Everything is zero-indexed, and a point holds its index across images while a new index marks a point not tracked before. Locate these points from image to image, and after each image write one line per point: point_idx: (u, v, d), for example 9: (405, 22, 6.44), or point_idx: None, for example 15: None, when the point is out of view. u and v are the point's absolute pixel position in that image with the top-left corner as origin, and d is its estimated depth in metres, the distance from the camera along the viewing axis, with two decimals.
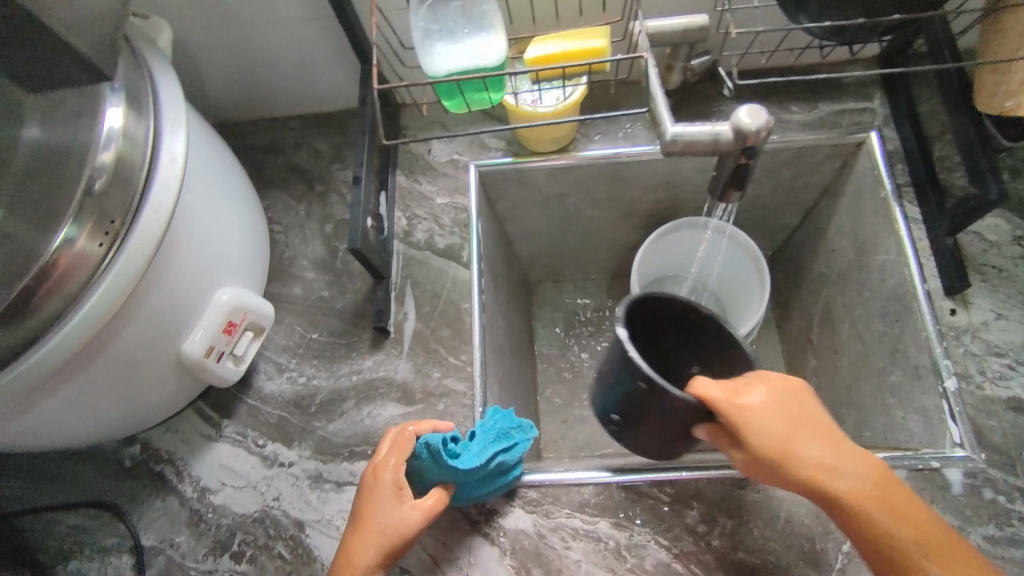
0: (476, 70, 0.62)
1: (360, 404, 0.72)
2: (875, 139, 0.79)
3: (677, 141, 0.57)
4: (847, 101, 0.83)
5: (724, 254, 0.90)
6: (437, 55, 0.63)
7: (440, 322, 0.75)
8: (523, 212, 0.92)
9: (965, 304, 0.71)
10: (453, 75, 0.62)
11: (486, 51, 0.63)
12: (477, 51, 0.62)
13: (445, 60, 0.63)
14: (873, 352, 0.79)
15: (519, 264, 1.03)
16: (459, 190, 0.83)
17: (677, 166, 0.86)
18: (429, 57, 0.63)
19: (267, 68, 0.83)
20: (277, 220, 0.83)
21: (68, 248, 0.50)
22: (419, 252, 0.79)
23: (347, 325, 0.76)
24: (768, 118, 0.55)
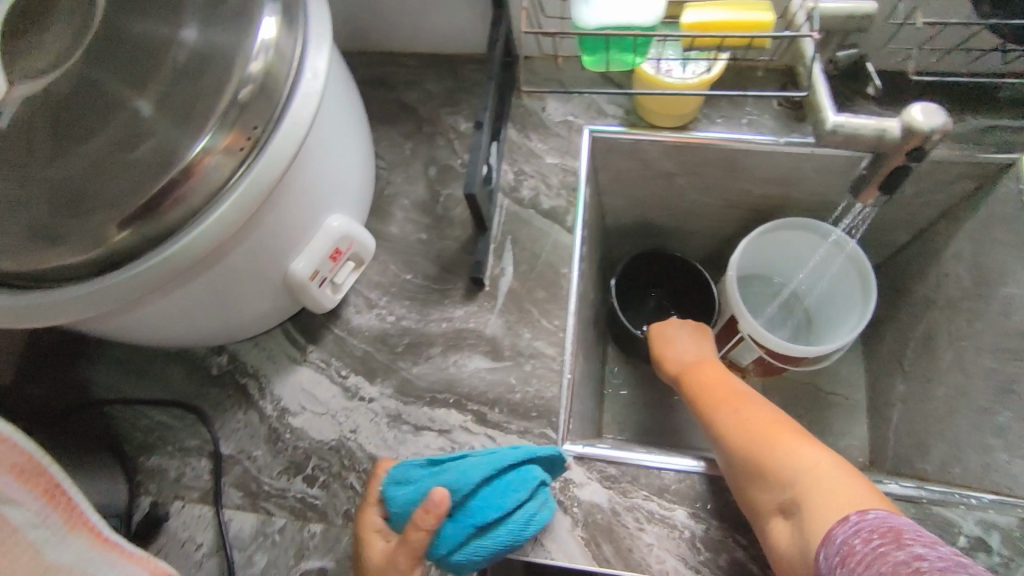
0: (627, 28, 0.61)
1: (446, 351, 0.72)
2: None
3: (837, 131, 0.54)
4: (999, 118, 0.77)
5: (837, 268, 0.88)
6: (589, 5, 0.61)
7: (537, 283, 0.74)
8: (625, 186, 0.90)
9: None
10: (603, 28, 0.60)
11: (639, 10, 0.61)
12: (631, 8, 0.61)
13: (595, 11, 0.61)
14: (980, 387, 0.75)
15: (607, 238, 1.00)
16: (571, 153, 0.81)
17: (799, 162, 0.82)
18: (579, 5, 0.62)
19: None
20: (382, 155, 0.82)
21: (207, 155, 0.50)
22: (523, 209, 0.78)
23: (442, 272, 0.75)
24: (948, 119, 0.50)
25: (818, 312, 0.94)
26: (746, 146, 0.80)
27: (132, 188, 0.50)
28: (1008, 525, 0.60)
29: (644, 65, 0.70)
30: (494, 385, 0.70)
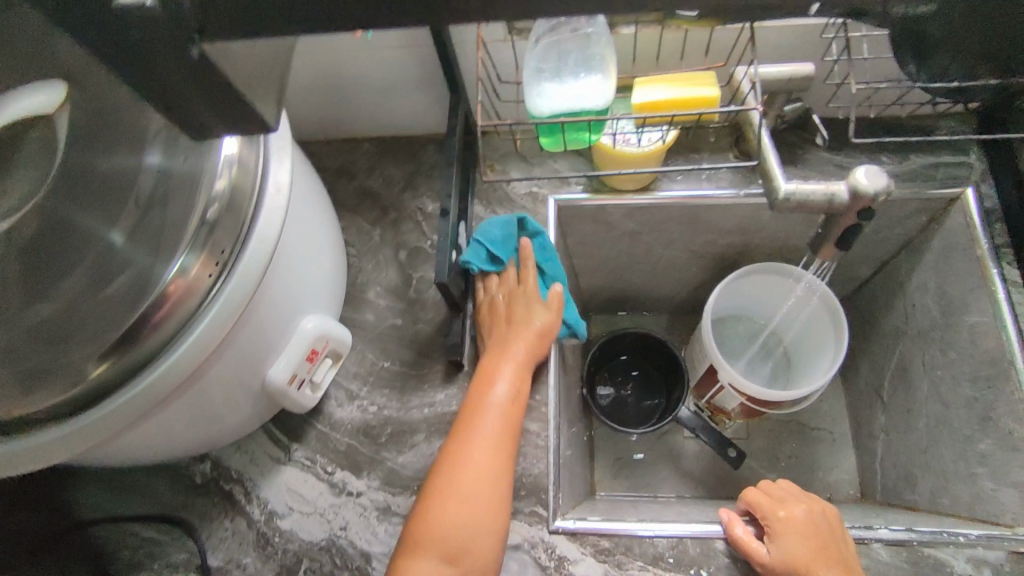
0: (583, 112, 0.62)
1: (431, 437, 0.72)
2: (972, 196, 0.77)
3: (789, 198, 0.56)
4: (941, 154, 0.80)
5: (809, 311, 0.89)
6: (543, 96, 0.64)
7: None
8: (592, 248, 0.92)
9: None
10: (558, 116, 0.62)
11: (592, 94, 0.63)
12: (583, 93, 0.63)
13: (549, 100, 0.63)
14: (958, 417, 0.76)
15: (580, 297, 1.02)
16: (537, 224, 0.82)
17: (758, 214, 0.84)
18: (534, 96, 0.64)
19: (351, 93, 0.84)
20: (351, 244, 0.83)
21: (181, 277, 0.50)
22: None
23: (419, 356, 0.76)
24: (887, 181, 0.54)
25: (797, 352, 0.96)
26: (706, 203, 0.82)
27: (107, 324, 0.50)
28: (1000, 560, 0.61)
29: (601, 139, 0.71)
30: None
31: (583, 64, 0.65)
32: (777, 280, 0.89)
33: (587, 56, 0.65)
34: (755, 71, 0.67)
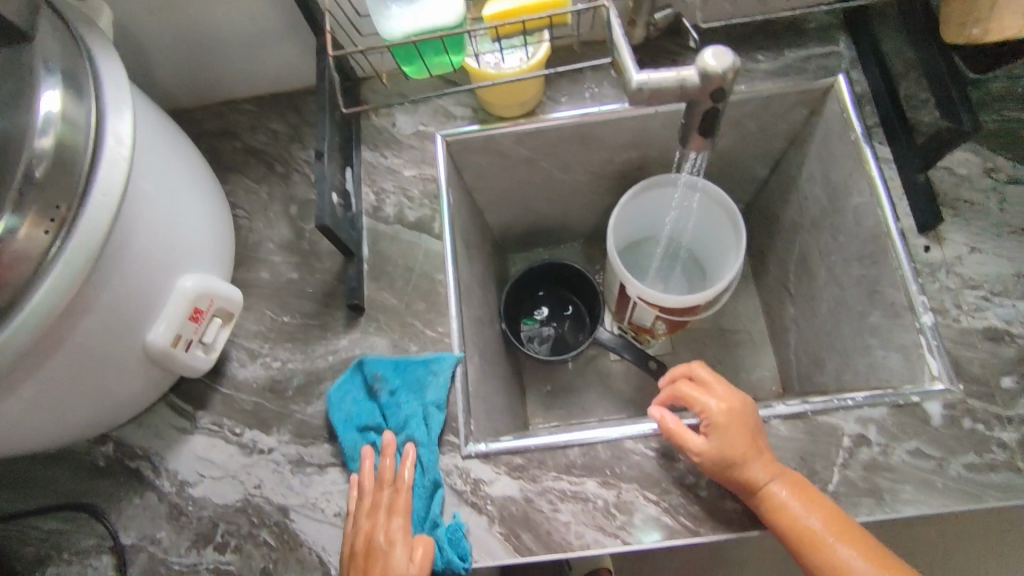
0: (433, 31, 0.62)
1: (338, 384, 0.71)
2: (843, 83, 0.78)
3: (643, 89, 0.56)
4: (812, 46, 0.80)
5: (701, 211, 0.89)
6: (392, 18, 0.63)
7: (414, 295, 0.74)
8: (493, 182, 0.91)
9: (938, 240, 0.70)
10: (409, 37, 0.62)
11: (440, 10, 0.62)
12: (431, 11, 0.62)
13: (398, 21, 0.62)
14: (851, 297, 0.79)
15: (493, 235, 1.02)
16: (426, 161, 0.81)
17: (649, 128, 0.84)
18: (382, 19, 0.63)
19: (215, 48, 0.79)
20: (239, 205, 0.80)
21: (9, 238, 0.47)
22: (388, 226, 0.77)
23: (318, 306, 0.75)
24: (734, 59, 0.53)
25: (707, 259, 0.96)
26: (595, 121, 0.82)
27: None
28: (885, 416, 0.63)
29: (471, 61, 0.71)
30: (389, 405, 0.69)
31: None
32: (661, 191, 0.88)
33: None
34: None
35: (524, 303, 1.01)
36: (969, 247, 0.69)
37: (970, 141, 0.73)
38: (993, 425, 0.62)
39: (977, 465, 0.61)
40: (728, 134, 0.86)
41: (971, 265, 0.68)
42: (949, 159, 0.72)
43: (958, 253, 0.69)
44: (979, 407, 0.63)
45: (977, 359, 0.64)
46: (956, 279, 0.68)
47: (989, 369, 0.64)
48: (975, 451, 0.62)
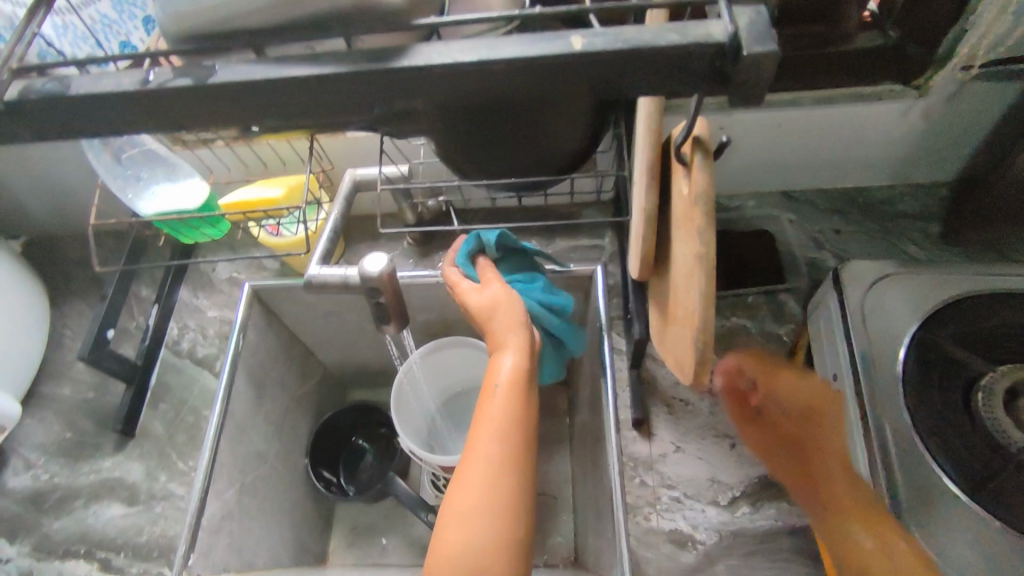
0: (174, 213, 0.66)
1: (87, 503, 0.77)
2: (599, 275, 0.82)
3: (313, 282, 0.64)
4: (580, 239, 0.89)
5: (440, 363, 0.94)
6: (147, 197, 0.68)
7: (178, 428, 0.82)
8: (311, 326, 0.99)
9: (647, 434, 0.74)
10: (152, 216, 0.66)
11: (186, 195, 0.68)
12: (177, 197, 0.67)
13: (151, 201, 0.67)
14: (591, 476, 0.82)
15: (327, 371, 1.10)
16: (230, 306, 0.90)
17: (443, 301, 0.92)
18: (140, 196, 0.68)
19: (77, 207, 0.92)
20: (66, 325, 0.89)
21: None
22: (179, 360, 0.87)
23: (98, 428, 0.82)
24: (388, 261, 0.62)
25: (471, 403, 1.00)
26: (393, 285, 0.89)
27: None
28: None
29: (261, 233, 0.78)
30: (124, 530, 0.75)
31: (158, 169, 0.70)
32: (409, 386, 0.91)
33: (165, 165, 0.70)
34: (352, 173, 0.75)
35: (334, 445, 1.05)
36: (674, 446, 0.73)
37: None
38: None
39: None
40: None
41: (672, 465, 0.72)
42: None
43: (663, 450, 0.73)
44: None
45: (653, 560, 0.66)
46: (654, 477, 0.71)
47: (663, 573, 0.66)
48: None
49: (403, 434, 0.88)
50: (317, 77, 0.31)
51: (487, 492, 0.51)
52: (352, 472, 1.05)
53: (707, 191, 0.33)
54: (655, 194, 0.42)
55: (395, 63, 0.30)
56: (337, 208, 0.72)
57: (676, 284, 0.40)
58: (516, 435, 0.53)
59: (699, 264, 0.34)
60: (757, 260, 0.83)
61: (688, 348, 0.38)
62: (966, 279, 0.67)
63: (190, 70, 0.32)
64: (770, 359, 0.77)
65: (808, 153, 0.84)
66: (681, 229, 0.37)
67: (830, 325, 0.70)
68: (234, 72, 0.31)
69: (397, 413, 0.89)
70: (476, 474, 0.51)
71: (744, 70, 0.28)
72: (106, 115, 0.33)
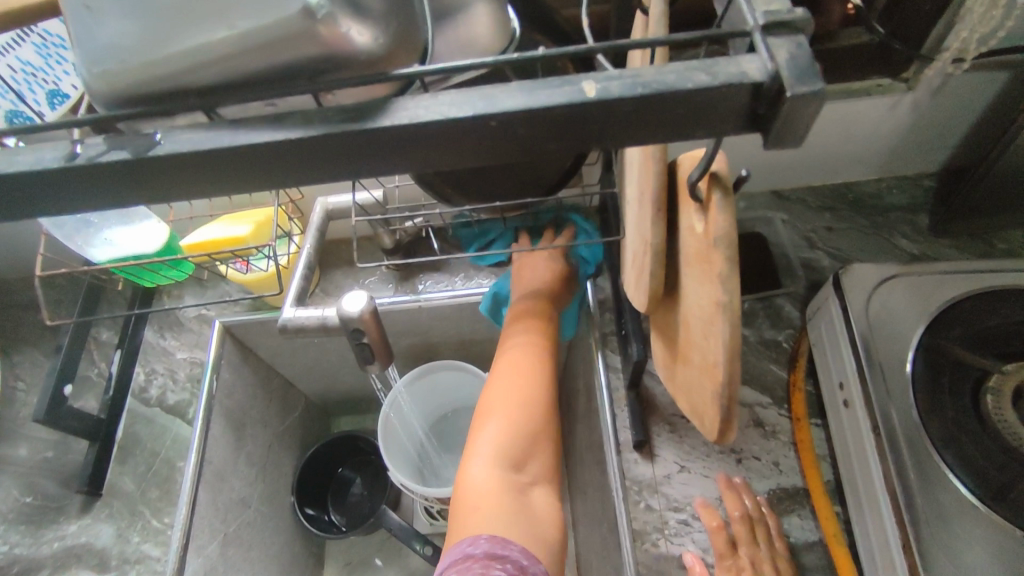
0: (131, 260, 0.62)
1: (54, 573, 0.71)
2: (589, 291, 0.78)
3: (289, 325, 0.59)
4: (566, 251, 0.85)
5: (427, 388, 0.90)
6: (101, 244, 0.63)
7: (151, 483, 0.77)
8: (288, 357, 0.94)
9: (650, 456, 0.70)
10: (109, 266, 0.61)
11: (144, 240, 0.63)
12: (135, 242, 0.63)
13: (106, 250, 0.62)
14: (592, 499, 0.79)
15: (308, 401, 1.05)
16: (199, 346, 0.85)
17: (426, 325, 0.88)
18: (94, 244, 0.63)
19: (24, 249, 0.85)
20: (20, 377, 0.82)
21: None
22: (147, 408, 0.81)
23: (62, 489, 0.76)
24: (369, 300, 0.57)
25: (462, 425, 0.96)
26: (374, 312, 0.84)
27: None
28: None
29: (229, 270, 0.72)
30: None
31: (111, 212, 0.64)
32: (397, 415, 0.87)
33: (118, 206, 0.65)
34: (323, 202, 0.71)
35: (321, 478, 1.01)
36: (677, 466, 0.69)
37: None
38: None
39: None
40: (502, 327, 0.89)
41: (677, 486, 0.68)
42: None
43: (666, 471, 0.69)
44: None
45: None
46: (660, 500, 0.67)
47: None
48: None
49: (394, 470, 0.83)
50: (283, 144, 0.27)
51: (524, 403, 0.69)
52: (341, 506, 1.01)
53: (729, 234, 0.29)
54: (662, 227, 0.38)
55: (371, 123, 0.26)
56: (309, 243, 0.67)
57: (692, 327, 0.36)
58: (539, 371, 0.71)
59: (720, 314, 0.30)
60: (749, 264, 0.81)
61: (711, 399, 0.34)
62: (964, 279, 0.66)
63: (128, 139, 0.28)
64: (770, 368, 0.74)
65: (794, 151, 0.82)
66: (698, 269, 0.33)
67: (833, 331, 0.68)
68: (183, 140, 0.27)
69: (386, 445, 0.84)
70: (506, 387, 0.70)
71: (778, 110, 0.26)
72: (39, 198, 0.29)
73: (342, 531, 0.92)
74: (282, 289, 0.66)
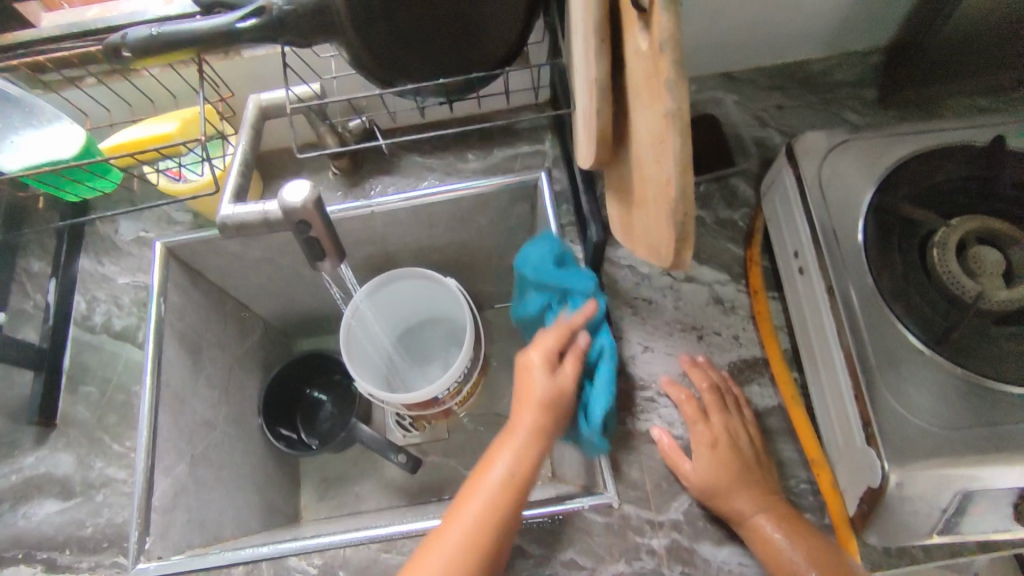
0: (47, 165, 0.57)
1: (15, 505, 0.69)
2: (544, 182, 0.77)
3: (229, 223, 0.56)
4: (519, 145, 0.82)
5: (391, 298, 0.89)
6: (9, 150, 0.58)
7: (107, 409, 0.74)
8: (240, 279, 0.91)
9: (615, 338, 0.70)
10: (21, 171, 0.57)
11: (59, 143, 0.58)
12: (47, 144, 0.58)
13: (16, 155, 0.58)
14: None
15: (268, 325, 1.02)
16: (141, 269, 0.81)
17: (380, 232, 0.84)
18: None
19: None
20: None
21: None
22: (93, 335, 0.78)
23: (13, 424, 0.73)
24: (311, 188, 0.54)
25: (429, 334, 0.96)
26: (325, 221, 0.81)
27: None
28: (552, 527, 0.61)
29: (160, 179, 0.68)
30: (64, 526, 0.68)
31: (15, 114, 0.59)
32: (362, 325, 0.86)
33: (21, 107, 0.59)
34: (255, 98, 0.66)
35: (288, 399, 0.99)
36: (642, 346, 0.70)
37: None
38: (645, 531, 0.61)
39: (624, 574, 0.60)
40: (459, 230, 0.87)
41: (641, 365, 0.69)
42: (632, 257, 0.74)
43: (631, 352, 0.69)
44: (634, 513, 0.62)
45: (636, 462, 0.65)
46: (625, 381, 0.68)
47: (646, 472, 0.64)
48: (625, 560, 0.60)
49: (359, 378, 0.83)
50: None
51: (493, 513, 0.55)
52: (312, 426, 1.01)
53: (673, 34, 0.27)
54: (607, 62, 0.36)
55: None
56: (242, 141, 0.63)
57: (644, 164, 0.34)
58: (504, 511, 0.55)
59: (670, 127, 0.29)
60: (705, 148, 0.80)
61: (667, 229, 0.34)
62: (916, 138, 0.66)
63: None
64: (728, 246, 0.74)
65: (746, 26, 0.79)
66: (643, 93, 0.32)
67: (786, 203, 0.68)
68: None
69: (351, 355, 0.84)
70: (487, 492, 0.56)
71: None
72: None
73: (313, 449, 0.92)
74: (219, 191, 0.62)
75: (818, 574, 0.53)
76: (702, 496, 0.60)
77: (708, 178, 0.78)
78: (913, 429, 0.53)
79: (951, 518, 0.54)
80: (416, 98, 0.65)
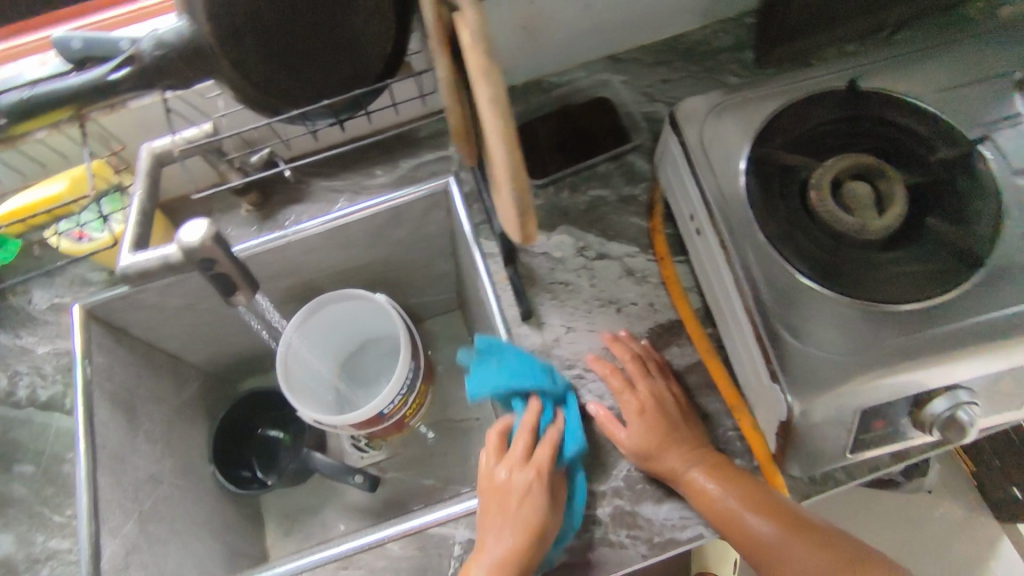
0: None
1: None
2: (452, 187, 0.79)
3: (130, 273, 0.56)
4: (423, 154, 0.84)
5: (325, 324, 0.89)
6: None
7: (43, 481, 0.73)
8: (168, 329, 0.90)
9: (538, 324, 0.72)
10: None
11: None
12: None
13: None
14: None
15: (208, 371, 1.01)
16: (61, 335, 0.80)
17: (300, 259, 0.85)
18: None
19: None
20: None
21: None
22: (19, 410, 0.76)
23: None
24: (206, 225, 0.55)
25: (371, 353, 0.98)
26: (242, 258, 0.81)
27: None
28: None
29: (60, 241, 0.68)
30: None
31: None
32: (298, 355, 0.87)
33: None
34: (145, 146, 0.66)
35: (240, 441, 0.99)
36: (565, 327, 0.72)
37: (562, 223, 0.77)
38: (590, 502, 0.64)
39: (575, 546, 0.62)
40: (380, 245, 0.88)
41: (566, 345, 0.71)
42: (545, 244, 0.76)
43: (555, 334, 0.72)
44: None
45: None
46: (554, 363, 0.70)
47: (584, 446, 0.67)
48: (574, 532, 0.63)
49: (302, 407, 0.83)
50: None
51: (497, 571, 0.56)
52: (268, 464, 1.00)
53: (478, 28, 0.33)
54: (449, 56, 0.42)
55: None
56: (137, 190, 0.63)
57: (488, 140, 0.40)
58: None
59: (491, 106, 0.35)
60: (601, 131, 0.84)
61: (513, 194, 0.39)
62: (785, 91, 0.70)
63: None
64: (633, 220, 0.77)
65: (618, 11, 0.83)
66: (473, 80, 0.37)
67: (677, 169, 0.72)
68: None
69: (289, 386, 0.84)
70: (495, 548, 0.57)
71: None
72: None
73: (269, 485, 0.92)
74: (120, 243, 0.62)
75: (749, 511, 0.56)
76: (638, 460, 0.63)
77: (605, 157, 0.80)
78: (811, 361, 0.56)
79: (858, 436, 0.58)
80: (304, 122, 0.66)
